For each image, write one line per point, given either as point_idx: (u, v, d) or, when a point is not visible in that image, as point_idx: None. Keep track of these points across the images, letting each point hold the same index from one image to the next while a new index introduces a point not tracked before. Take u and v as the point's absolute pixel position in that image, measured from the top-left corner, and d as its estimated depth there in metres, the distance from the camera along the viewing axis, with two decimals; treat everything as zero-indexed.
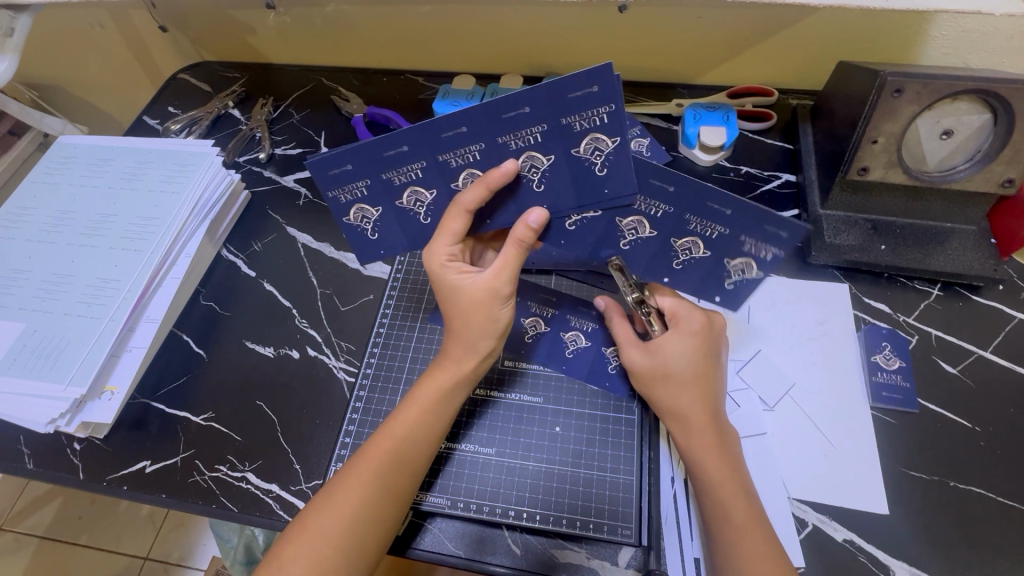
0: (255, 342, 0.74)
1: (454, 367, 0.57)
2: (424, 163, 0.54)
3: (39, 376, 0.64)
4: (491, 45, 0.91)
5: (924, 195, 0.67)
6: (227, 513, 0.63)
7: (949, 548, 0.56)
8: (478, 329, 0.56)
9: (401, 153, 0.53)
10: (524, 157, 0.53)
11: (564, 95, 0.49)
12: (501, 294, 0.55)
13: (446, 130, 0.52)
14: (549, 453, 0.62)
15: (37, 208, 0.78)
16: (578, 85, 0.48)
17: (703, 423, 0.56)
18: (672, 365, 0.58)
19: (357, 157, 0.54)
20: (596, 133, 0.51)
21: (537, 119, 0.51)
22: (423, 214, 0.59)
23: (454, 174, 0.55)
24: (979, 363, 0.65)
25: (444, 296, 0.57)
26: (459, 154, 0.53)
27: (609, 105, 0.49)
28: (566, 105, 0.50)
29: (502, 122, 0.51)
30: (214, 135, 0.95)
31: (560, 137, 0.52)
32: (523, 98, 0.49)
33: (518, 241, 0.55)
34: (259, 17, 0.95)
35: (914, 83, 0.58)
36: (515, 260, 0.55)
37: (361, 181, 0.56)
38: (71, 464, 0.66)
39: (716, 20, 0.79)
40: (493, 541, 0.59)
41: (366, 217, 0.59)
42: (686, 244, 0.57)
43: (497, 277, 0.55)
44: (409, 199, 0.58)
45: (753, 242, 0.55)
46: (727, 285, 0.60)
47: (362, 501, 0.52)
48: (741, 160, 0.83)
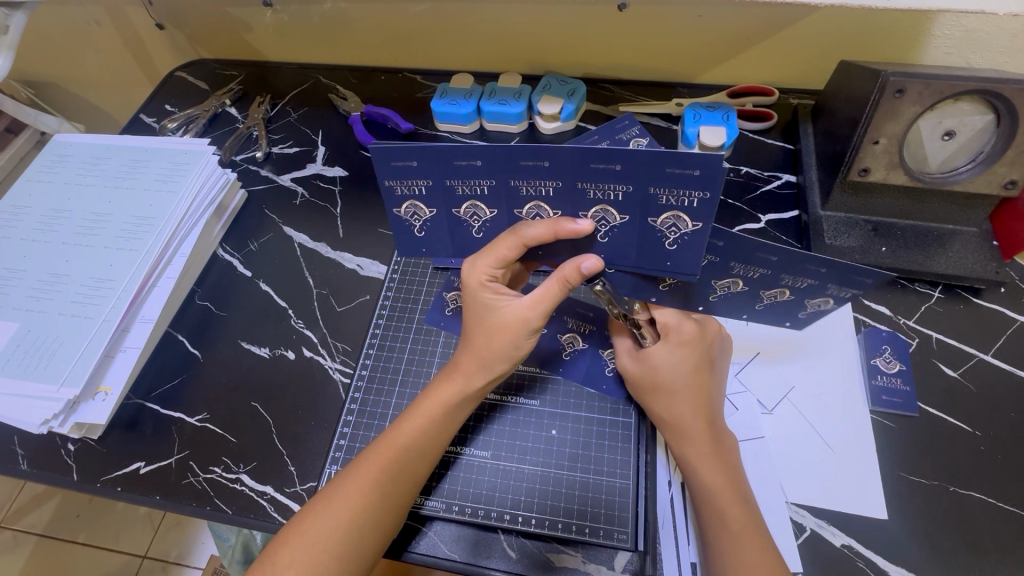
0: (251, 343, 0.73)
1: (467, 386, 0.56)
2: (492, 183, 0.51)
3: (32, 377, 0.64)
4: (490, 44, 0.90)
5: (927, 197, 0.67)
6: (220, 515, 0.62)
7: (949, 554, 0.55)
8: (497, 350, 0.55)
9: (471, 168, 0.50)
10: (598, 209, 0.51)
11: (664, 167, 0.46)
12: (530, 325, 0.54)
13: (527, 162, 0.48)
14: (545, 456, 0.61)
15: (31, 207, 0.77)
16: (682, 163, 0.45)
17: (698, 434, 0.56)
18: (662, 376, 0.58)
19: (424, 157, 0.50)
20: (680, 213, 0.49)
21: (625, 180, 0.48)
22: (476, 228, 0.57)
23: (521, 202, 0.53)
24: (979, 366, 0.65)
25: (471, 310, 0.57)
26: (532, 185, 0.50)
27: (704, 193, 0.47)
28: (660, 177, 0.47)
29: (587, 171, 0.48)
30: (211, 133, 0.94)
31: (642, 203, 0.49)
32: (619, 157, 0.46)
33: (563, 280, 0.53)
34: (255, 14, 0.94)
35: (916, 83, 0.57)
36: (555, 297, 0.54)
37: (422, 180, 0.52)
38: (65, 465, 0.66)
39: (716, 18, 0.78)
40: (489, 545, 0.58)
41: (416, 215, 0.56)
42: (726, 284, 0.56)
43: (531, 308, 0.54)
44: (466, 210, 0.55)
45: (838, 290, 0.53)
46: (801, 314, 0.59)
47: (359, 509, 0.52)
48: (741, 160, 0.82)
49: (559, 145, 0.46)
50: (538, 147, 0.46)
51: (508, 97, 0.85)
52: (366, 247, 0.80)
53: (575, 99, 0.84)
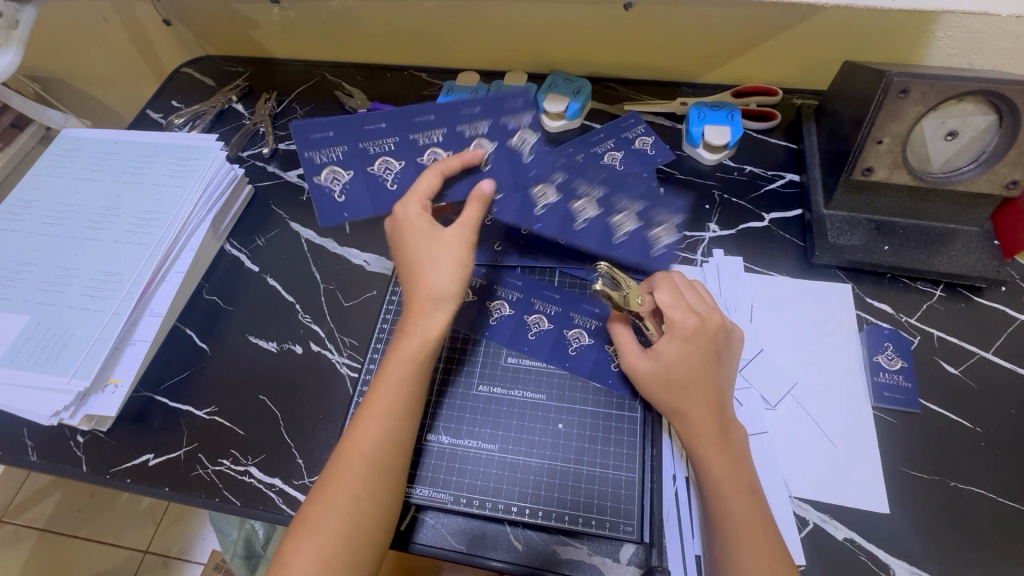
0: (258, 337, 0.74)
1: (421, 331, 0.58)
2: (396, 139, 0.66)
3: (42, 369, 0.64)
4: (496, 42, 0.91)
5: (930, 197, 0.67)
6: (230, 506, 0.63)
7: (950, 548, 0.56)
8: (432, 276, 0.59)
9: (378, 129, 0.66)
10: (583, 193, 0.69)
11: (500, 104, 0.66)
12: (465, 241, 0.60)
13: (513, 124, 0.67)
14: (552, 449, 0.62)
15: (40, 201, 0.77)
16: (509, 97, 0.67)
17: (705, 427, 0.56)
18: (673, 369, 0.58)
19: (393, 118, 0.66)
20: (526, 129, 0.68)
21: (482, 117, 0.67)
22: (389, 181, 0.67)
23: (467, 141, 0.67)
24: (980, 364, 0.65)
25: (410, 250, 0.61)
26: (425, 135, 0.66)
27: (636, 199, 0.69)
28: (499, 111, 0.67)
29: (499, 111, 0.67)
30: (217, 129, 0.94)
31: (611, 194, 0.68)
32: (475, 100, 0.66)
33: (477, 201, 0.62)
34: (262, 11, 0.94)
35: (920, 83, 0.58)
36: (473, 219, 0.61)
37: (436, 130, 0.67)
38: (74, 456, 0.66)
39: (721, 18, 0.79)
40: (495, 537, 0.59)
41: (435, 157, 0.67)
42: (659, 231, 0.69)
43: (458, 228, 0.61)
44: (378, 167, 0.67)
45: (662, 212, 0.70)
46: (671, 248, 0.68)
47: (367, 497, 0.52)
48: (745, 159, 0.83)
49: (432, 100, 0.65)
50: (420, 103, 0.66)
51: None
52: (373, 242, 0.80)
53: (581, 98, 0.84)
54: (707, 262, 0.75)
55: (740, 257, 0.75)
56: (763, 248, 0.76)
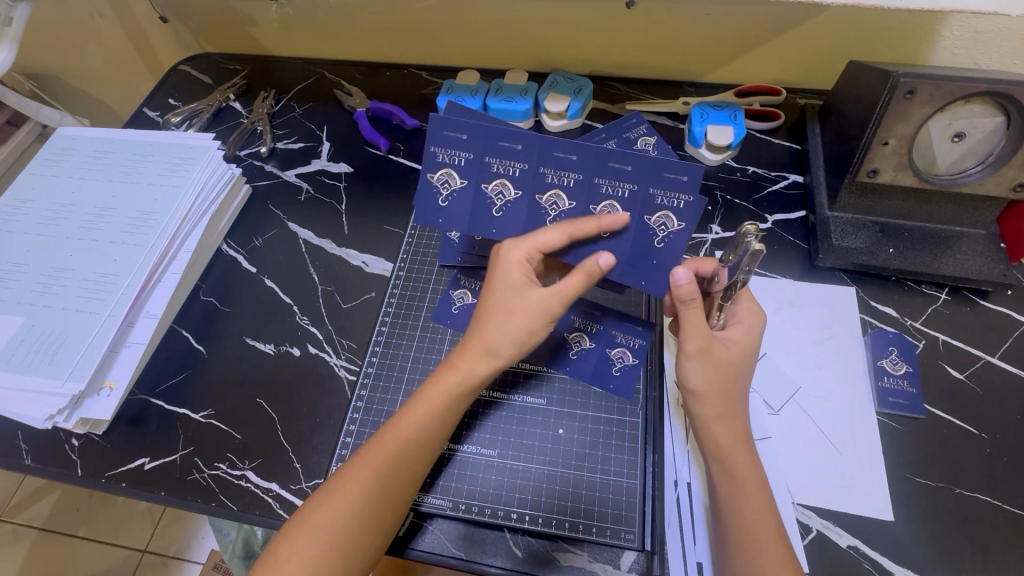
0: (256, 339, 0.73)
1: (464, 370, 0.55)
2: (469, 156, 0.56)
3: (36, 372, 0.63)
4: (497, 41, 0.90)
5: (934, 198, 0.67)
6: (226, 511, 0.62)
7: (955, 556, 0.55)
8: (507, 335, 0.55)
9: (458, 139, 0.55)
10: (606, 204, 0.55)
11: (606, 161, 0.53)
12: (550, 311, 0.55)
13: (560, 150, 0.54)
14: (552, 455, 0.61)
15: (34, 200, 0.77)
16: (621, 158, 0.53)
17: (738, 455, 0.54)
18: (738, 365, 0.56)
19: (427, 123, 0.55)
20: (670, 213, 0.54)
21: (578, 169, 0.54)
22: (444, 197, 0.58)
23: (488, 176, 0.56)
24: (985, 369, 0.65)
25: (491, 294, 0.56)
26: (502, 163, 0.55)
27: (689, 196, 0.53)
28: (603, 169, 0.54)
29: (604, 169, 0.54)
30: (215, 127, 0.93)
31: (640, 201, 0.54)
32: (575, 148, 0.53)
33: (587, 273, 0.55)
34: (260, 8, 0.93)
35: (927, 84, 0.57)
36: (575, 291, 0.55)
37: (464, 152, 0.56)
38: (68, 460, 0.66)
39: (725, 17, 0.78)
40: (494, 543, 0.58)
41: (447, 183, 0.57)
42: (659, 219, 0.55)
43: (553, 296, 0.55)
44: (437, 177, 0.57)
45: (664, 195, 0.54)
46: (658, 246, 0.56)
47: (370, 509, 0.52)
48: (748, 160, 0.82)
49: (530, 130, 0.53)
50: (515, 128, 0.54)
51: (515, 94, 0.85)
52: (372, 243, 0.79)
53: (582, 97, 0.83)
54: None
55: None
56: (765, 250, 0.75)
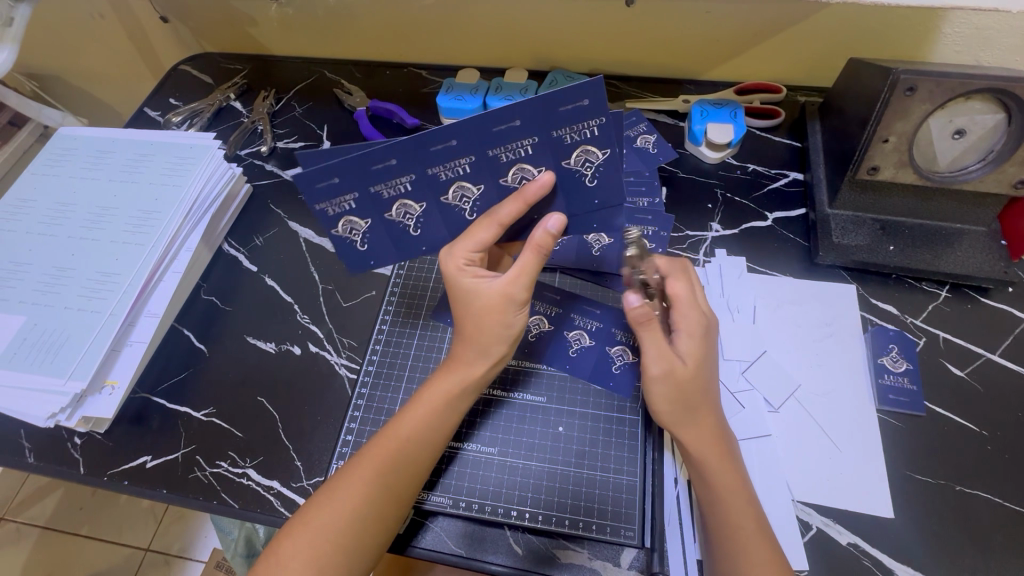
0: (257, 338, 0.73)
1: (465, 372, 0.56)
2: (413, 177, 0.53)
3: (38, 371, 0.63)
4: (497, 39, 0.90)
5: (934, 196, 0.67)
6: (228, 509, 0.62)
7: (955, 553, 0.55)
8: (489, 332, 0.55)
9: (332, 186, 0.52)
10: (515, 170, 0.53)
11: (555, 108, 0.49)
12: (515, 299, 0.54)
13: (435, 145, 0.50)
14: (552, 453, 0.62)
15: (37, 200, 0.77)
16: (570, 98, 0.48)
17: (713, 446, 0.54)
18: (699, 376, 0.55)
19: (302, 189, 0.52)
20: (587, 146, 0.51)
21: (528, 132, 0.50)
22: (360, 242, 0.58)
23: (388, 205, 0.55)
24: (986, 366, 0.64)
25: (458, 298, 0.56)
26: (448, 167, 0.52)
27: (600, 118, 0.49)
28: (557, 119, 0.49)
29: (493, 137, 0.50)
30: (215, 127, 0.94)
31: (551, 149, 0.51)
32: (514, 111, 0.48)
33: (537, 248, 0.53)
34: (260, 8, 0.93)
35: (928, 81, 0.57)
36: (534, 267, 0.54)
37: (348, 195, 0.53)
38: (71, 458, 0.66)
39: (725, 15, 0.78)
40: (494, 540, 0.58)
41: (354, 229, 0.57)
42: (580, 157, 0.52)
43: (513, 282, 0.54)
44: (398, 212, 0.56)
45: (568, 129, 0.50)
46: (591, 184, 0.54)
47: (375, 506, 0.52)
48: (748, 157, 0.82)
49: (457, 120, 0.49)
50: (441, 128, 0.49)
51: (515, 93, 0.85)
52: None
53: None
54: (709, 262, 0.74)
55: (743, 256, 0.74)
56: (766, 248, 0.75)
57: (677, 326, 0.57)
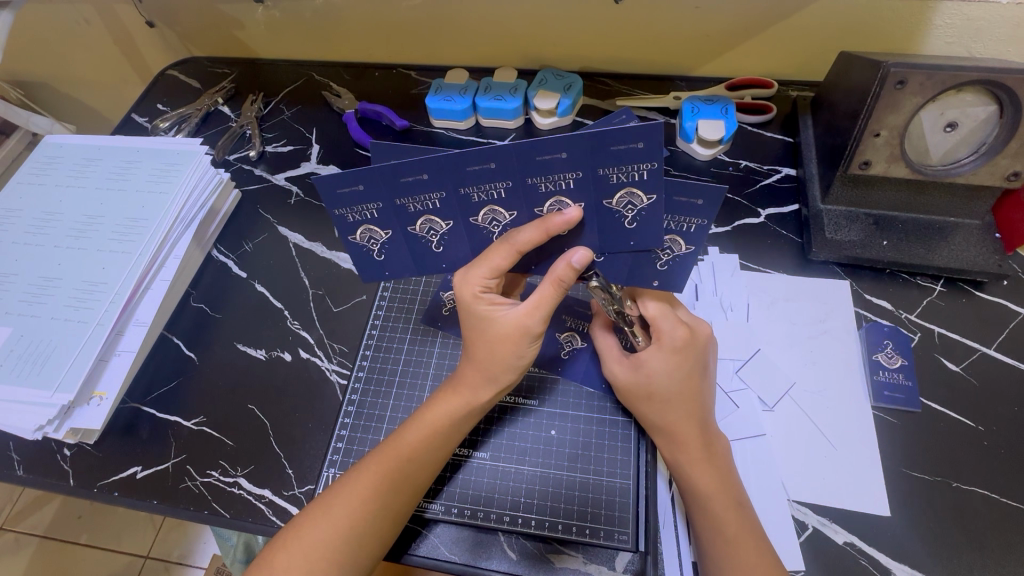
0: (247, 345, 0.72)
1: (469, 398, 0.56)
2: (442, 194, 0.51)
3: (25, 383, 0.63)
4: (485, 39, 0.89)
5: (928, 189, 0.66)
6: (220, 519, 0.62)
7: (953, 550, 0.55)
8: (501, 362, 0.54)
9: (355, 192, 0.51)
10: (553, 200, 0.51)
11: (607, 145, 0.46)
12: (530, 332, 0.54)
13: (471, 166, 0.48)
14: (545, 457, 0.61)
15: (24, 209, 0.76)
16: (624, 138, 0.45)
17: (688, 440, 0.55)
18: (655, 383, 0.56)
19: (324, 187, 0.51)
20: (633, 188, 0.49)
21: (572, 167, 0.48)
22: (377, 251, 0.58)
23: (412, 218, 0.54)
24: (982, 360, 0.64)
25: (468, 322, 0.56)
26: (482, 190, 0.50)
27: (653, 164, 0.47)
28: (607, 156, 0.47)
29: (533, 168, 0.48)
30: (203, 132, 0.93)
31: (594, 186, 0.49)
32: (561, 144, 0.46)
33: (557, 281, 0.52)
34: (246, 10, 0.92)
35: (918, 74, 0.57)
36: (552, 300, 0.53)
37: (372, 204, 0.53)
38: (62, 470, 0.65)
39: (714, 9, 0.77)
40: (489, 546, 0.58)
41: (373, 239, 0.56)
42: (624, 199, 0.50)
43: (529, 315, 0.53)
44: (422, 226, 0.55)
45: (617, 171, 0.48)
46: (629, 226, 0.52)
47: (369, 521, 0.51)
48: (740, 153, 0.81)
49: (498, 145, 0.46)
50: (480, 149, 0.47)
51: (504, 92, 0.84)
52: None
53: (572, 94, 0.82)
54: (703, 260, 0.73)
55: (736, 254, 0.74)
56: (760, 245, 0.74)
57: (661, 339, 0.58)
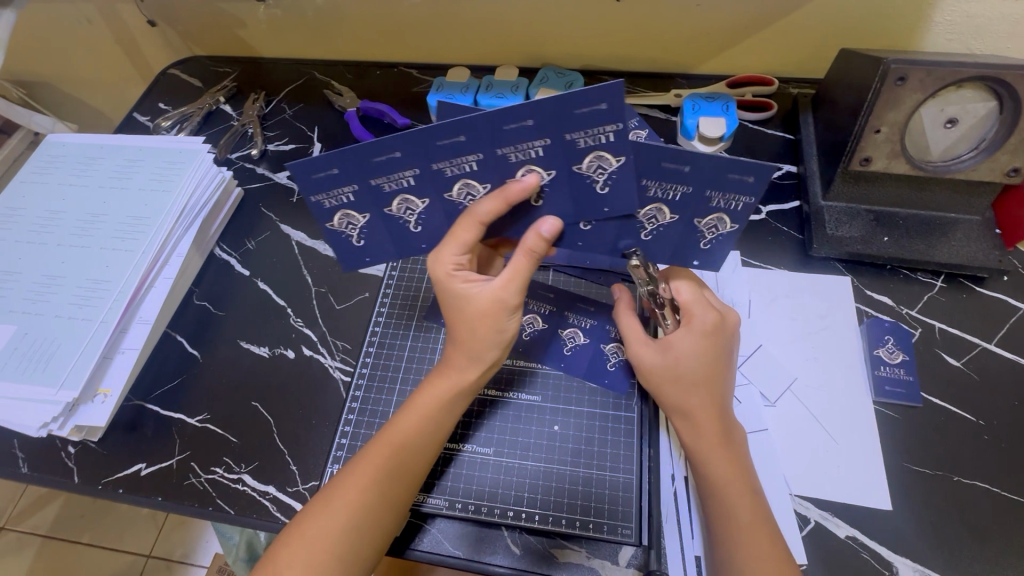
0: (250, 342, 0.73)
1: (455, 377, 0.56)
2: (415, 171, 0.51)
3: (30, 380, 0.63)
4: (486, 37, 0.89)
5: (929, 185, 0.66)
6: (224, 515, 0.62)
7: (955, 544, 0.55)
8: (482, 338, 0.55)
9: (330, 176, 0.52)
10: (525, 170, 0.51)
11: (572, 109, 0.46)
12: (507, 304, 0.54)
13: (441, 140, 0.48)
14: (547, 452, 0.61)
15: (27, 208, 0.76)
16: (586, 100, 0.45)
17: (709, 423, 0.55)
18: (681, 365, 0.56)
19: (297, 174, 0.51)
20: (601, 152, 0.49)
21: (539, 134, 0.48)
22: (356, 236, 0.58)
23: (387, 199, 0.54)
24: (982, 355, 0.64)
25: (449, 304, 0.56)
26: (454, 164, 0.51)
27: (617, 123, 0.47)
28: (571, 121, 0.47)
29: (502, 137, 0.48)
30: (205, 131, 0.93)
31: (563, 152, 0.49)
32: (525, 111, 0.46)
33: (529, 251, 0.53)
34: (248, 9, 0.93)
35: (918, 70, 0.57)
36: (526, 271, 0.53)
37: (347, 187, 0.53)
38: (66, 467, 0.66)
39: (714, 7, 0.77)
40: (493, 541, 0.58)
41: (352, 224, 0.57)
42: (593, 164, 0.50)
43: (505, 287, 0.54)
44: (398, 207, 0.55)
45: (583, 135, 0.48)
46: (602, 192, 0.52)
47: (369, 513, 0.51)
48: (740, 151, 0.81)
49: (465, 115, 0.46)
50: (444, 124, 0.47)
51: (505, 90, 0.84)
52: None
53: (573, 92, 0.83)
54: None
55: (737, 250, 0.74)
56: (760, 241, 0.74)
57: (690, 322, 0.57)
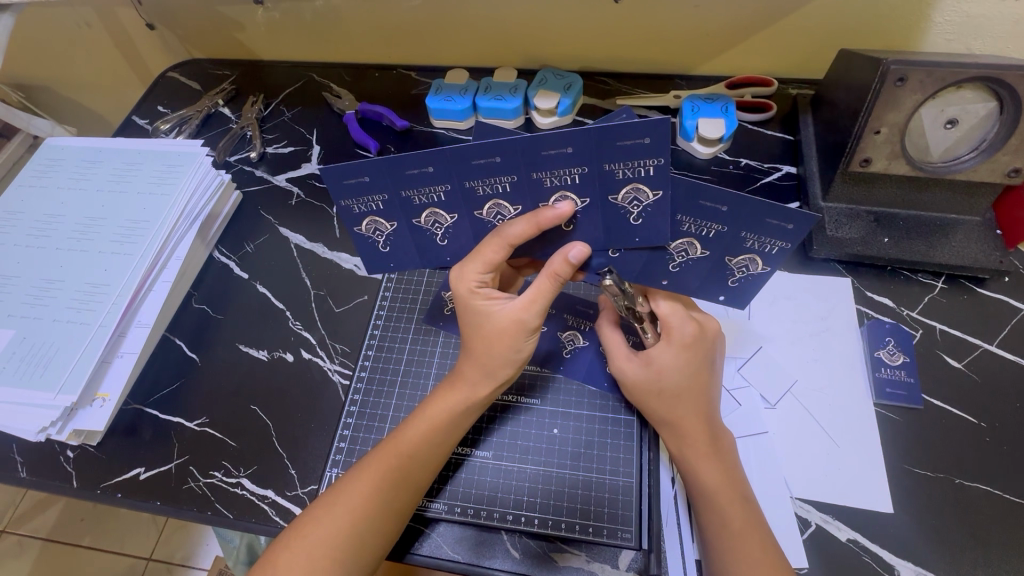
0: (249, 345, 0.73)
1: (469, 391, 0.56)
2: (447, 188, 0.51)
3: (27, 385, 0.63)
4: (485, 39, 0.89)
5: (929, 186, 0.66)
6: (223, 520, 0.62)
7: (956, 547, 0.55)
8: (499, 357, 0.55)
9: (361, 184, 0.52)
10: (558, 195, 0.51)
11: (614, 141, 0.46)
12: (527, 326, 0.54)
13: (477, 159, 0.48)
14: (547, 456, 0.61)
15: (26, 212, 0.76)
16: (631, 133, 0.45)
17: (696, 434, 0.55)
18: (664, 379, 0.56)
19: (330, 178, 0.51)
20: (639, 184, 0.49)
21: (579, 162, 0.48)
22: (382, 243, 0.58)
23: (417, 211, 0.54)
24: (983, 357, 0.64)
25: (466, 318, 0.56)
26: (487, 184, 0.50)
27: (659, 160, 0.47)
28: (613, 152, 0.47)
29: (539, 163, 0.48)
30: (204, 134, 0.93)
31: (599, 181, 0.49)
32: (567, 139, 0.46)
33: (554, 275, 0.52)
34: (247, 12, 0.93)
35: (918, 71, 0.57)
36: (548, 294, 0.53)
37: (378, 196, 0.53)
38: (65, 472, 0.65)
39: (713, 8, 0.77)
40: (492, 545, 0.58)
41: (379, 230, 0.56)
42: (629, 194, 0.50)
43: (526, 308, 0.53)
44: (427, 219, 0.55)
45: (622, 166, 0.48)
46: (634, 222, 0.52)
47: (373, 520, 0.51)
48: (740, 152, 0.81)
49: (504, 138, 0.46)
50: (485, 144, 0.47)
51: (504, 92, 0.84)
52: None
53: (572, 93, 0.83)
54: None
55: None
56: None
57: (669, 336, 0.58)
